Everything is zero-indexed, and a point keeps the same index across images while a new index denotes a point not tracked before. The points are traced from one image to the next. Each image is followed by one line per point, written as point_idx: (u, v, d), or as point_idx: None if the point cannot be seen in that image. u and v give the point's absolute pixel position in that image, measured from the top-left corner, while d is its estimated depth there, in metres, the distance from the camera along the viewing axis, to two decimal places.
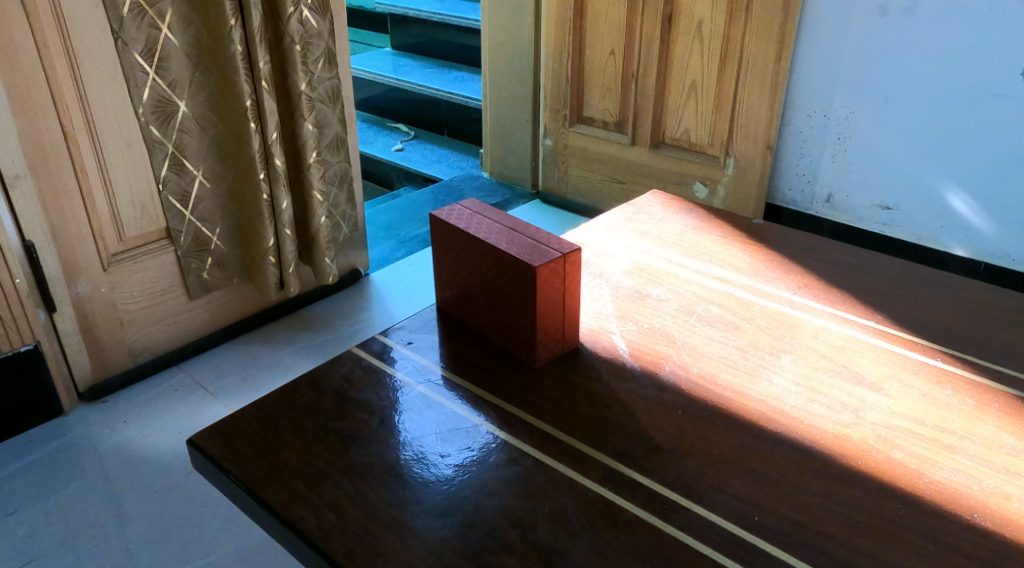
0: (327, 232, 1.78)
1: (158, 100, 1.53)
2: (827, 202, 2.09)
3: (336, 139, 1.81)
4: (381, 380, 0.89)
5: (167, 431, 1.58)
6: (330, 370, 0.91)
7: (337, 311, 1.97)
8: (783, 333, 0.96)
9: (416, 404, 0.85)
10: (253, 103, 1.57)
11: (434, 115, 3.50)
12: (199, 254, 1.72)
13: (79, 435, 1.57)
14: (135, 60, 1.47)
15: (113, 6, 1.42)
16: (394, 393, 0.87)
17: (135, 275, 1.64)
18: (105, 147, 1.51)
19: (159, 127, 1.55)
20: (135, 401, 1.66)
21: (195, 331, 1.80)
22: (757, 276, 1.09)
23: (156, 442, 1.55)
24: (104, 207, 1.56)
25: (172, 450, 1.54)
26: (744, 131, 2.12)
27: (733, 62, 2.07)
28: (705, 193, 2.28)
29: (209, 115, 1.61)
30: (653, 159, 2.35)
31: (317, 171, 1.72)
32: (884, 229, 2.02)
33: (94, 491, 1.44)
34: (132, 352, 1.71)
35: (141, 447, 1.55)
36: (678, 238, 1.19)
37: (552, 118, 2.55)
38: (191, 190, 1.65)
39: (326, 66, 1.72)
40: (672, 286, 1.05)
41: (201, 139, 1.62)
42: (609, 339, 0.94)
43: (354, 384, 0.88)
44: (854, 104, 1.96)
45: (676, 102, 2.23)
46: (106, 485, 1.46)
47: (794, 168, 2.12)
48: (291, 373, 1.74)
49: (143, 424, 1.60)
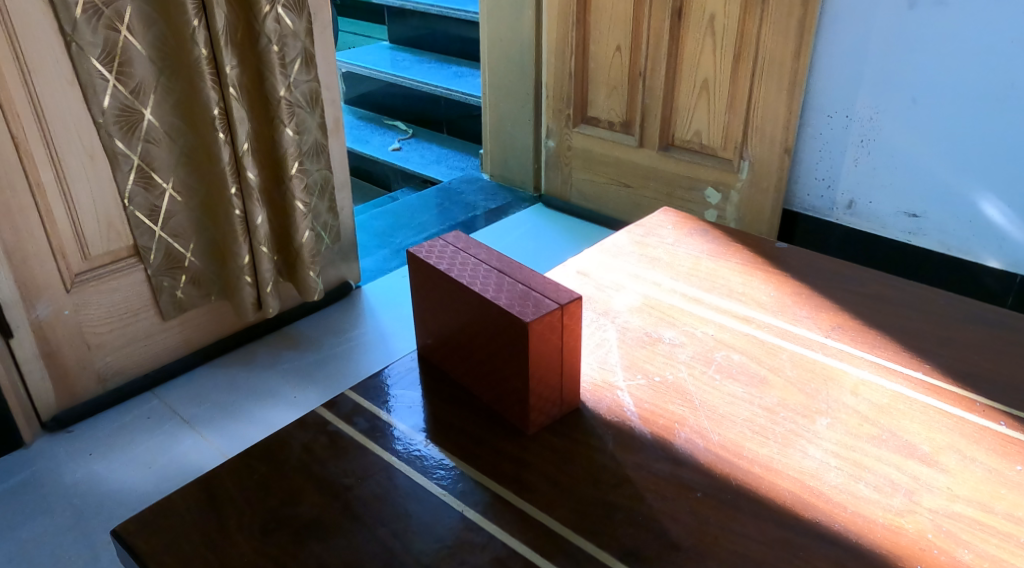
0: (310, 247, 1.64)
1: (120, 108, 1.39)
2: (848, 209, 1.95)
3: (318, 146, 1.67)
4: (347, 450, 0.76)
5: (137, 463, 1.44)
6: (290, 436, 0.78)
7: (324, 327, 1.83)
8: (815, 389, 0.83)
9: (387, 484, 0.72)
10: (221, 112, 1.44)
11: (433, 111, 3.36)
12: (171, 272, 1.58)
13: (44, 469, 1.44)
14: (93, 66, 1.34)
15: (64, 5, 1.28)
16: (362, 468, 0.74)
17: (102, 296, 1.51)
18: (64, 160, 1.38)
19: (123, 138, 1.42)
20: (103, 431, 1.52)
21: (171, 354, 1.67)
22: (783, 315, 0.95)
23: (126, 477, 1.41)
24: (65, 224, 1.42)
25: (143, 485, 1.40)
26: (759, 133, 1.98)
27: (748, 58, 1.92)
28: (717, 198, 2.13)
29: (177, 124, 1.48)
30: (663, 162, 2.20)
31: (299, 183, 1.58)
32: (910, 238, 1.87)
33: (58, 532, 1.31)
34: (101, 378, 1.57)
35: (109, 481, 1.40)
36: (692, 266, 1.06)
37: (555, 117, 2.41)
38: (161, 205, 1.51)
39: (304, 68, 1.57)
40: (686, 327, 0.92)
41: (170, 149, 1.48)
42: (614, 396, 0.81)
43: (316, 455, 0.75)
44: (877, 105, 1.81)
45: (686, 101, 2.09)
46: (71, 525, 1.32)
47: (813, 172, 1.98)
48: (270, 397, 1.61)
49: (111, 457, 1.46)
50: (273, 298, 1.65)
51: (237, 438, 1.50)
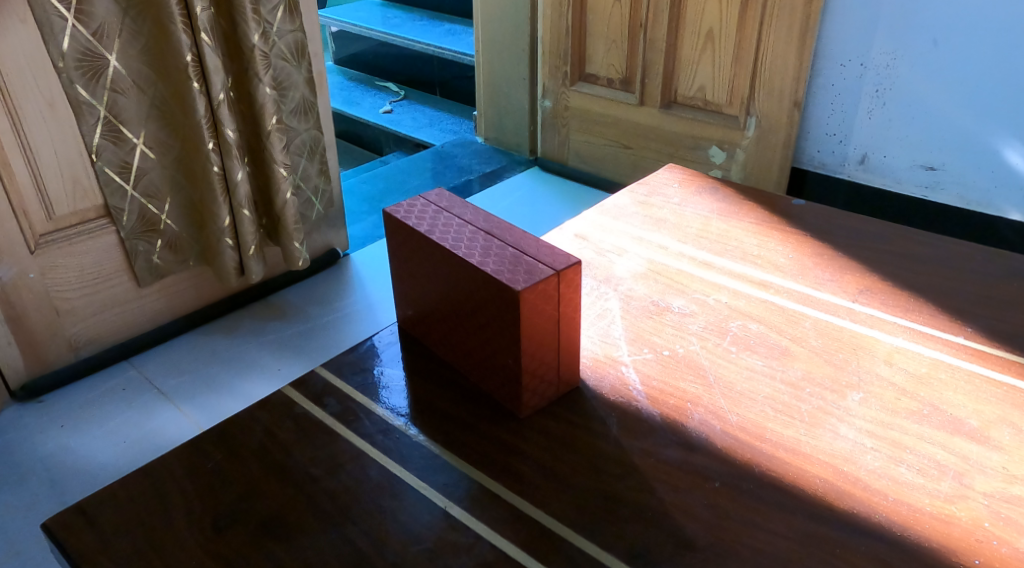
0: (292, 210, 1.52)
1: (82, 52, 1.28)
2: (860, 165, 1.85)
3: (304, 104, 1.55)
4: (315, 436, 0.67)
5: (109, 437, 1.35)
6: (252, 420, 0.69)
7: (312, 296, 1.74)
8: (844, 359, 0.74)
9: (359, 475, 0.63)
10: (194, 59, 1.32)
11: (426, 72, 3.23)
12: (147, 235, 1.49)
13: (13, 439, 1.35)
14: (49, 3, 1.23)
15: None
16: (331, 456, 0.65)
17: (71, 258, 1.42)
18: (22, 108, 1.27)
19: (87, 86, 1.31)
20: (77, 402, 1.43)
21: (150, 321, 1.58)
22: (803, 279, 0.86)
23: (96, 451, 1.32)
24: (26, 180, 1.32)
25: (115, 461, 1.31)
26: (767, 86, 1.86)
27: (756, 5, 1.80)
28: (722, 157, 2.03)
29: (146, 71, 1.36)
30: (665, 121, 2.09)
31: (279, 141, 1.45)
32: (927, 193, 1.77)
33: (23, 508, 1.22)
34: (73, 345, 1.48)
35: (79, 456, 1.32)
36: (701, 227, 0.96)
37: (552, 75, 2.30)
38: (132, 161, 1.41)
39: (286, 16, 1.45)
40: (696, 295, 0.83)
41: (140, 101, 1.38)
42: (618, 373, 0.72)
43: (281, 443, 0.67)
44: (895, 49, 1.70)
45: (690, 53, 1.97)
46: (37, 500, 1.24)
47: (824, 126, 1.87)
48: (254, 370, 1.52)
49: (84, 429, 1.38)
50: (257, 263, 1.54)
51: (218, 414, 1.41)
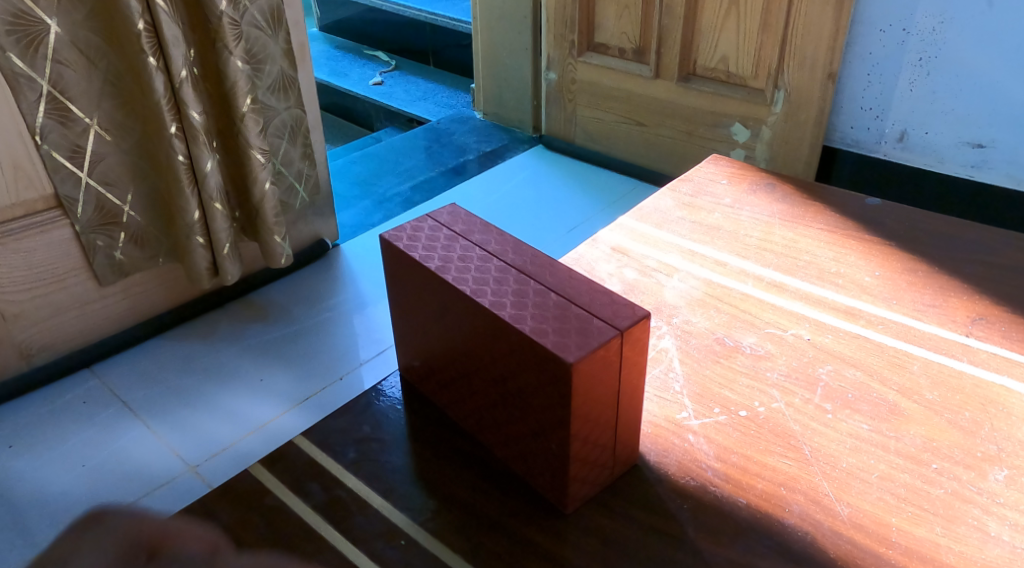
0: (273, 204, 1.28)
1: (14, 14, 1.05)
2: (899, 143, 1.65)
3: (283, 79, 1.31)
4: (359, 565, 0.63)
5: (65, 463, 1.15)
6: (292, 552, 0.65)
7: (299, 294, 1.51)
8: (973, 419, 0.69)
9: None
10: (148, 27, 1.09)
11: (420, 40, 3.04)
12: (108, 228, 1.26)
13: None
14: None
15: None
16: None
17: (15, 255, 1.20)
18: None
19: (23, 56, 1.08)
20: (22, 423, 1.21)
21: (117, 322, 1.36)
22: (897, 304, 0.81)
23: (49, 481, 1.12)
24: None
25: (71, 492, 1.11)
26: (798, 56, 1.66)
27: None
28: (745, 135, 1.84)
29: (94, 39, 1.14)
30: (682, 96, 1.91)
31: (255, 125, 1.22)
32: (972, 172, 1.58)
33: None
34: (25, 353, 1.27)
35: (28, 487, 1.11)
36: (764, 235, 0.91)
37: (557, 44, 2.11)
38: (85, 145, 1.19)
39: None
40: (769, 329, 0.78)
41: (90, 75, 1.15)
42: (687, 439, 0.69)
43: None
44: (943, 11, 1.48)
45: (712, 19, 1.78)
46: None
47: (858, 100, 1.67)
48: (236, 384, 1.30)
49: (34, 451, 1.17)
50: (232, 262, 1.31)
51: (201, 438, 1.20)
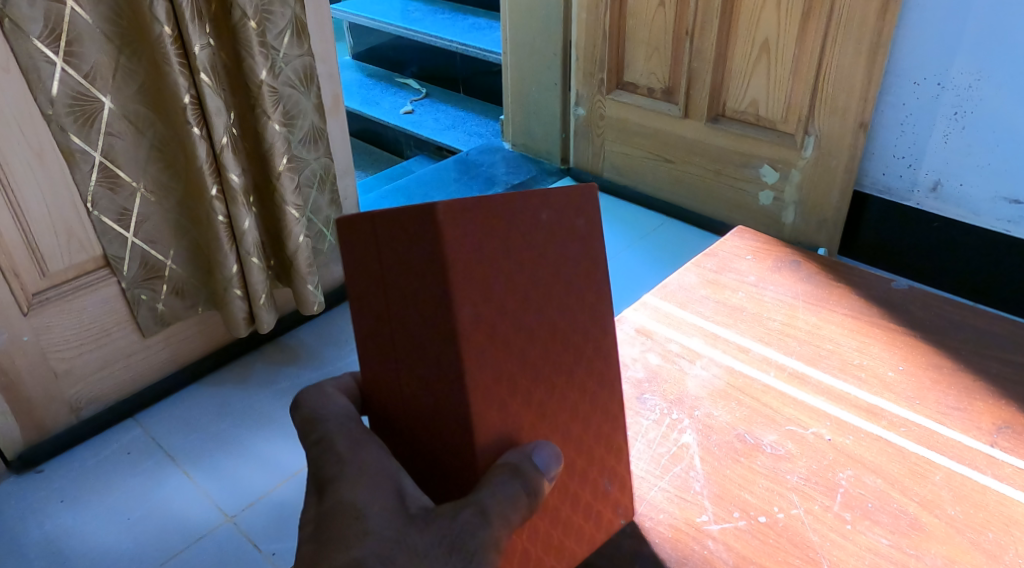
0: (305, 256, 1.31)
1: (74, 95, 1.10)
2: (932, 193, 1.63)
3: (314, 131, 1.36)
4: None
5: (111, 514, 1.16)
6: None
7: (330, 336, 1.52)
8: (996, 541, 0.63)
9: None
10: (193, 100, 1.13)
11: (450, 69, 3.12)
12: (150, 283, 1.29)
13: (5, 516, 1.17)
14: (35, 48, 1.05)
15: None
16: None
17: (68, 317, 1.22)
18: (4, 158, 1.08)
19: (80, 133, 1.12)
20: (78, 472, 1.23)
21: (161, 370, 1.38)
22: (922, 404, 0.73)
23: (93, 530, 1.14)
24: (13, 235, 1.13)
25: (116, 540, 1.12)
26: (830, 104, 1.66)
27: (820, 16, 1.60)
28: (775, 177, 1.84)
29: (143, 110, 1.18)
30: (711, 136, 1.92)
31: (291, 183, 1.25)
32: (1008, 227, 1.56)
33: None
34: (75, 407, 1.28)
35: (76, 538, 1.13)
36: (787, 320, 0.83)
37: (586, 82, 2.14)
38: (132, 208, 1.22)
39: (296, 40, 1.26)
40: (790, 425, 0.72)
41: (138, 143, 1.19)
42: (700, 551, 0.63)
43: None
44: (980, 69, 1.48)
45: (742, 65, 1.79)
46: None
47: (891, 148, 1.66)
48: (270, 431, 1.31)
49: (85, 504, 1.18)
50: (268, 312, 1.34)
51: (239, 487, 1.21)
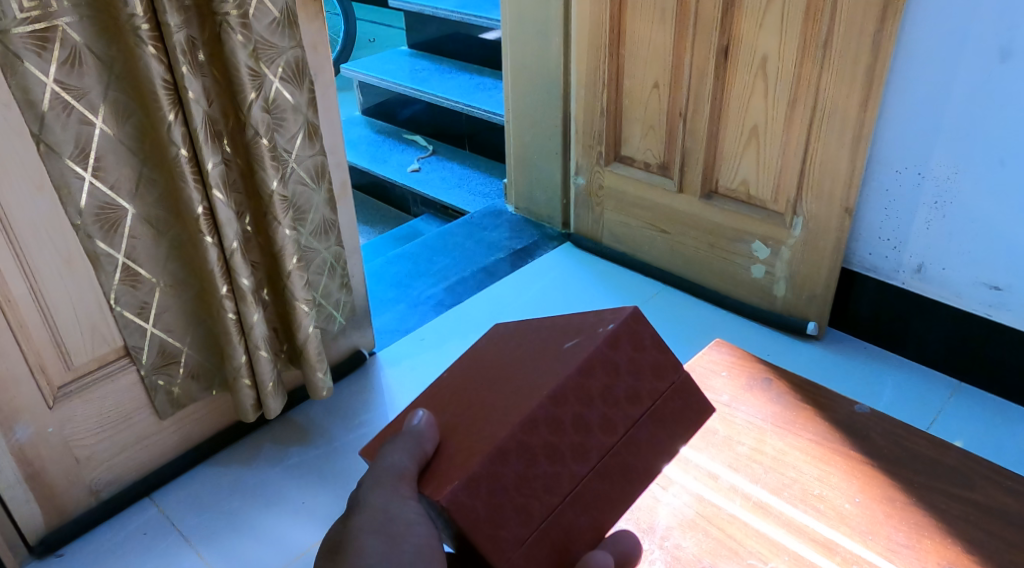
0: (315, 343, 1.44)
1: (100, 205, 1.19)
2: (917, 274, 1.70)
3: (325, 223, 1.50)
4: None
5: None
6: None
7: (336, 412, 1.59)
8: None
9: None
10: (206, 211, 1.22)
11: (455, 127, 3.23)
12: (167, 369, 1.36)
13: None
14: (66, 166, 1.14)
15: (29, 104, 1.07)
16: None
17: (91, 406, 1.30)
18: (35, 265, 1.17)
19: (105, 238, 1.21)
20: (98, 555, 1.30)
21: (175, 449, 1.45)
22: (873, 539, 0.84)
23: None
24: (43, 336, 1.21)
25: None
26: (816, 188, 1.73)
27: (805, 107, 1.67)
28: (766, 253, 1.90)
29: (164, 215, 1.26)
30: (704, 211, 1.99)
31: (299, 280, 1.38)
32: (990, 311, 1.62)
33: None
34: (94, 490, 1.35)
35: None
36: (755, 445, 0.95)
37: (585, 154, 2.22)
38: (151, 302, 1.30)
39: (307, 142, 1.40)
40: (752, 559, 0.83)
41: (158, 244, 1.27)
42: None
43: None
44: (958, 163, 1.55)
45: (733, 147, 1.86)
46: None
47: (876, 230, 1.73)
48: (278, 509, 1.37)
49: None
50: (275, 398, 1.43)
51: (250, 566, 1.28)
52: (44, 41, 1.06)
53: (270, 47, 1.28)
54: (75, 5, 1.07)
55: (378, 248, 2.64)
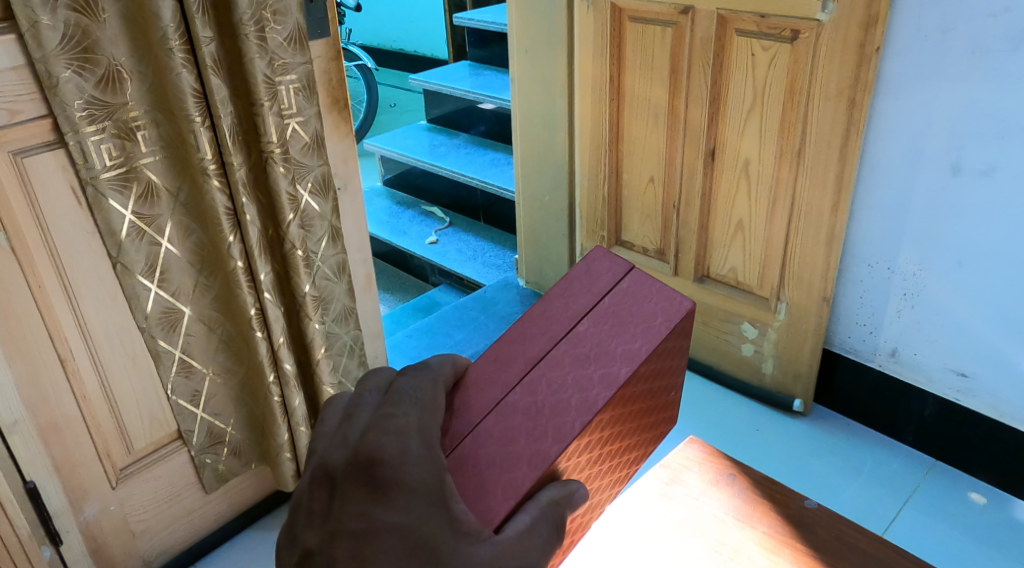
0: None
1: (163, 310, 1.37)
2: (892, 357, 1.85)
3: (346, 309, 1.67)
4: None
5: None
6: None
7: None
8: None
9: None
10: (257, 311, 1.41)
11: (470, 199, 3.45)
12: (213, 448, 1.53)
13: None
14: (137, 281, 1.33)
15: (110, 232, 1.27)
16: None
17: (147, 485, 1.48)
18: (108, 364, 1.36)
19: (166, 337, 1.39)
20: None
21: (217, 521, 1.62)
22: None
23: None
24: (110, 426, 1.40)
25: None
26: (797, 278, 1.90)
27: (784, 207, 1.86)
28: (754, 332, 2.06)
29: (216, 314, 1.45)
30: (698, 292, 2.16)
31: (326, 366, 1.59)
32: (959, 396, 1.77)
33: None
34: (147, 560, 1.53)
35: None
36: (718, 536, 1.10)
37: (589, 237, 2.40)
38: (201, 389, 1.47)
39: (331, 243, 1.58)
40: None
41: (210, 339, 1.45)
42: None
43: None
44: (922, 263, 1.72)
45: (722, 238, 2.04)
46: None
47: (853, 316, 1.89)
48: None
49: None
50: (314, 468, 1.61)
51: None
52: (125, 182, 1.26)
53: (301, 166, 1.46)
54: (151, 149, 1.28)
55: (399, 320, 2.84)
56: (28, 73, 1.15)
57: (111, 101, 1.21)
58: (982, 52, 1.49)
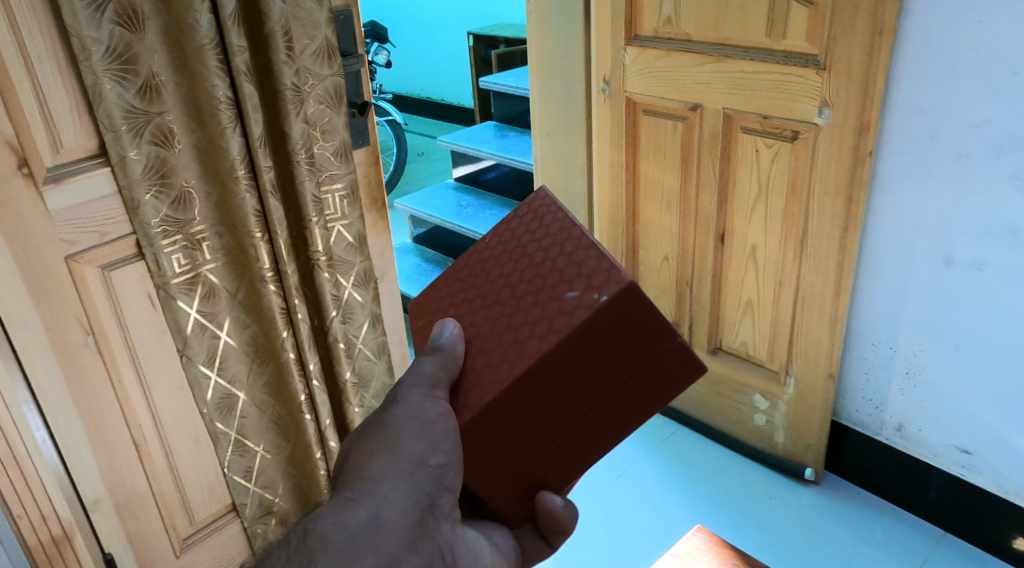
0: None
1: (222, 396, 1.53)
2: (898, 431, 1.96)
3: (384, 387, 1.80)
4: None
5: None
6: None
7: None
8: None
9: None
10: (306, 396, 1.59)
11: None
12: (264, 518, 1.68)
13: None
14: (199, 370, 1.48)
15: (177, 328, 1.44)
16: None
17: (206, 553, 1.64)
18: (174, 447, 1.53)
19: (223, 420, 1.55)
20: None
21: None
22: None
23: None
24: (175, 501, 1.56)
25: None
26: (804, 356, 2.02)
27: (790, 292, 1.99)
28: (766, 404, 2.18)
29: (266, 397, 1.60)
30: (712, 363, 2.28)
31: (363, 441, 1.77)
32: (963, 471, 1.87)
33: None
34: None
35: None
36: None
37: None
38: (254, 465, 1.62)
39: (371, 327, 1.72)
40: None
41: (261, 420, 1.60)
42: None
43: None
44: (921, 344, 1.84)
45: (733, 314, 2.17)
46: None
47: (860, 392, 2.00)
48: None
49: None
50: None
51: None
52: (191, 284, 1.43)
53: (345, 263, 1.62)
54: (214, 256, 1.45)
55: None
56: (118, 199, 1.34)
57: (181, 218, 1.38)
58: (965, 158, 1.63)
